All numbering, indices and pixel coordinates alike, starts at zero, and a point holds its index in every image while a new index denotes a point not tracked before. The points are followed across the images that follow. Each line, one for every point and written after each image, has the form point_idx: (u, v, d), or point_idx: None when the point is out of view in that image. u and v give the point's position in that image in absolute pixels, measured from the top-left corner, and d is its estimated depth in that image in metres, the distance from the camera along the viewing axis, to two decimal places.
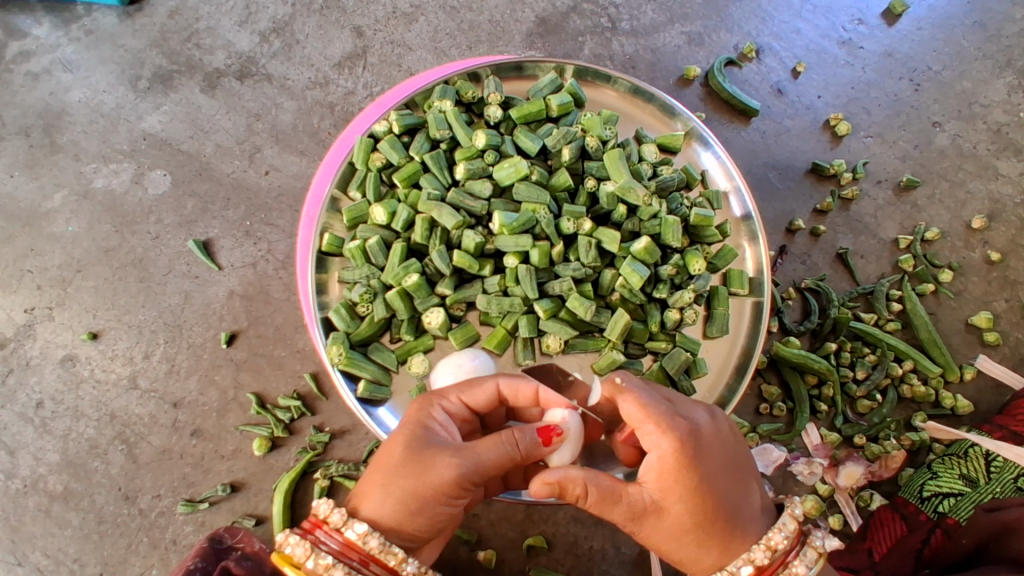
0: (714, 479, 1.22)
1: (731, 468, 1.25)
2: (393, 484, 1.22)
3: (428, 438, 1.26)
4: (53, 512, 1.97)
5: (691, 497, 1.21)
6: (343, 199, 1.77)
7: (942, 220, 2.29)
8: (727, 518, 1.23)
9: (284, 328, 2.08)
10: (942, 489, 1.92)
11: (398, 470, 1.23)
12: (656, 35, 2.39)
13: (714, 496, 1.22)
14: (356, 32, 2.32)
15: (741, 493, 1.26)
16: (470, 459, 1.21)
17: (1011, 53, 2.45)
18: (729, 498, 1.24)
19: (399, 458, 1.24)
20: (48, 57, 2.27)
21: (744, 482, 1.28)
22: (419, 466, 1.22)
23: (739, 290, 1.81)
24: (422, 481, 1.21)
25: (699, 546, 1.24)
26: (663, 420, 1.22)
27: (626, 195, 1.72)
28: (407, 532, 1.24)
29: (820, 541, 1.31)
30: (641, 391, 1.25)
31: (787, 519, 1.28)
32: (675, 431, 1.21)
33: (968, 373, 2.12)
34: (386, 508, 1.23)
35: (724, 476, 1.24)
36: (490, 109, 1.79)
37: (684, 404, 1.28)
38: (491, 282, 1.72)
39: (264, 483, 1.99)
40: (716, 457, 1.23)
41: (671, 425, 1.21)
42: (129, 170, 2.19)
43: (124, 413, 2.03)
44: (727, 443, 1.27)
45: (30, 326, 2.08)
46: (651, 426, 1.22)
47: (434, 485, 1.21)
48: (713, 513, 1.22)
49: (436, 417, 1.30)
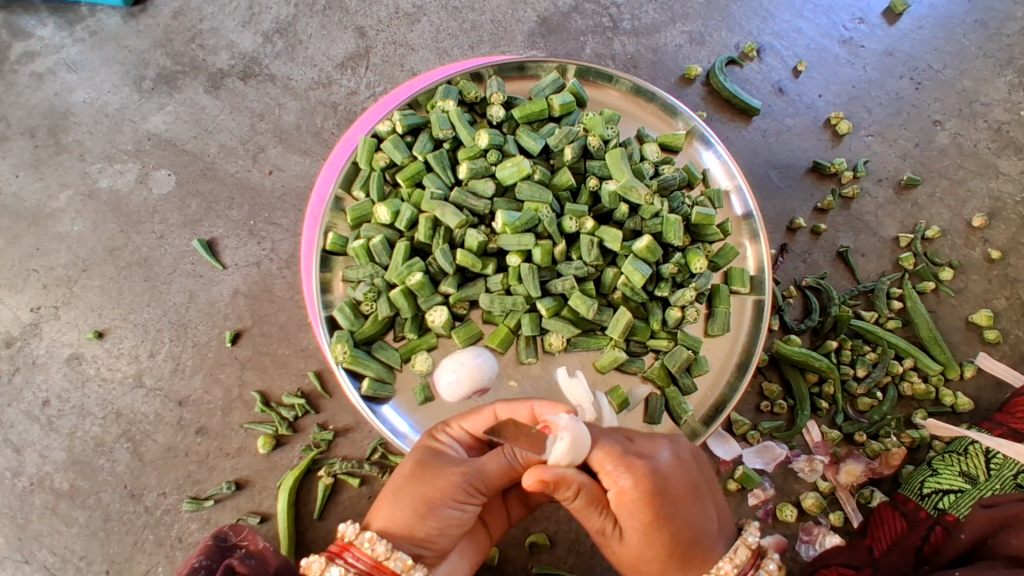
0: (674, 514, 1.22)
1: (692, 503, 1.25)
2: (403, 492, 1.27)
3: (434, 455, 1.32)
4: (60, 510, 1.99)
5: (649, 529, 1.22)
6: (346, 199, 1.78)
7: (942, 218, 2.30)
8: (686, 548, 1.24)
9: (288, 327, 2.10)
10: (942, 486, 1.92)
11: (407, 480, 1.28)
12: (657, 34, 2.40)
13: (668, 531, 1.22)
14: (359, 32, 2.33)
15: (704, 523, 1.26)
16: (474, 466, 1.28)
17: (1012, 51, 2.46)
18: (687, 530, 1.24)
19: (408, 470, 1.30)
20: (53, 58, 2.29)
21: (707, 512, 1.27)
22: (426, 475, 1.28)
23: (740, 289, 1.82)
24: (431, 487, 1.26)
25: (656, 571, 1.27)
26: (623, 459, 1.22)
27: (628, 193, 1.72)
28: (418, 541, 1.25)
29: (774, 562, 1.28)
30: (606, 436, 1.27)
31: (739, 549, 1.26)
32: (635, 470, 1.22)
33: (968, 371, 2.14)
34: (396, 516, 1.25)
35: (685, 510, 1.24)
36: (493, 109, 1.81)
37: (649, 442, 1.28)
38: (493, 281, 1.74)
39: (269, 480, 2.01)
40: (675, 495, 1.23)
41: (630, 464, 1.22)
42: (133, 170, 2.21)
43: (130, 411, 2.04)
44: (691, 479, 1.26)
45: (36, 325, 2.10)
46: (612, 465, 1.23)
47: (441, 489, 1.26)
48: (671, 543, 1.23)
49: (442, 438, 1.37)
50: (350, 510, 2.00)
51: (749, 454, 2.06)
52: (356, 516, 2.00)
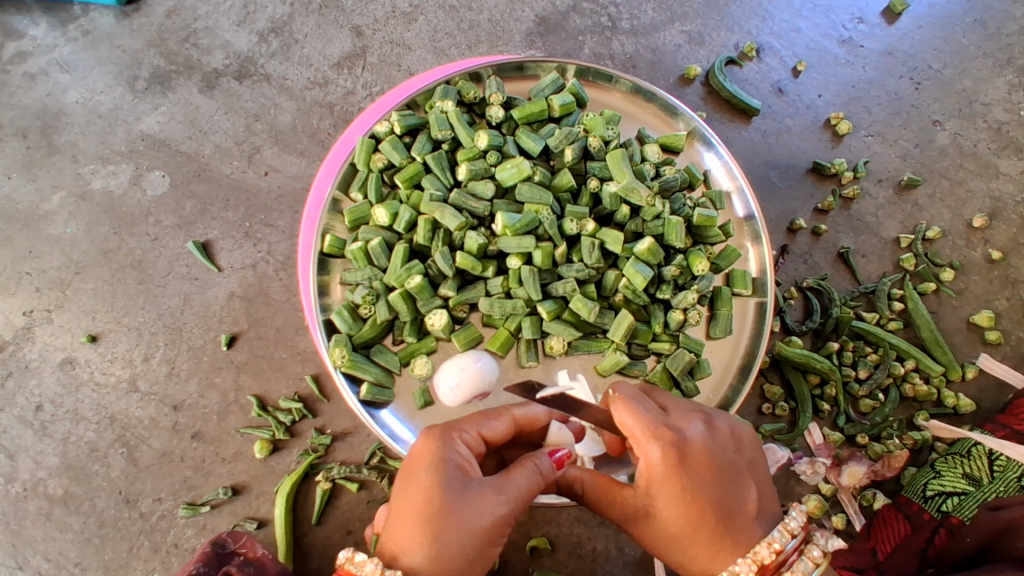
0: (698, 489, 1.24)
1: (720, 480, 1.25)
2: (433, 525, 1.15)
3: (453, 474, 1.20)
4: (54, 516, 1.96)
5: (681, 503, 1.24)
6: (343, 200, 1.75)
7: (943, 218, 2.29)
8: (719, 527, 1.24)
9: (285, 329, 2.07)
10: (945, 488, 1.90)
11: (433, 511, 1.16)
12: (656, 34, 2.38)
13: (695, 504, 1.24)
14: (355, 31, 2.31)
15: (736, 501, 1.26)
16: (507, 484, 1.22)
17: (1012, 51, 2.45)
18: (718, 505, 1.24)
19: (429, 493, 1.18)
20: (46, 58, 2.25)
21: (739, 489, 1.27)
22: (457, 505, 1.17)
23: (743, 290, 1.79)
24: (464, 515, 1.16)
25: (696, 547, 1.26)
26: (652, 432, 1.24)
27: (629, 195, 1.70)
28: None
29: (818, 550, 1.31)
30: (637, 403, 1.27)
31: (779, 533, 1.26)
32: (655, 448, 1.24)
33: (970, 372, 2.13)
34: (428, 552, 1.14)
35: (712, 488, 1.25)
36: (492, 110, 1.78)
37: (681, 415, 1.30)
38: (494, 283, 1.73)
39: (266, 486, 1.98)
40: (700, 475, 1.24)
41: (658, 436, 1.24)
42: (127, 171, 2.18)
43: (124, 416, 2.01)
44: (719, 454, 1.27)
45: (29, 329, 2.07)
46: (641, 436, 1.25)
47: (475, 518, 1.17)
48: (702, 518, 1.24)
49: (458, 452, 1.25)
50: (347, 515, 1.98)
51: None
52: (355, 521, 1.98)
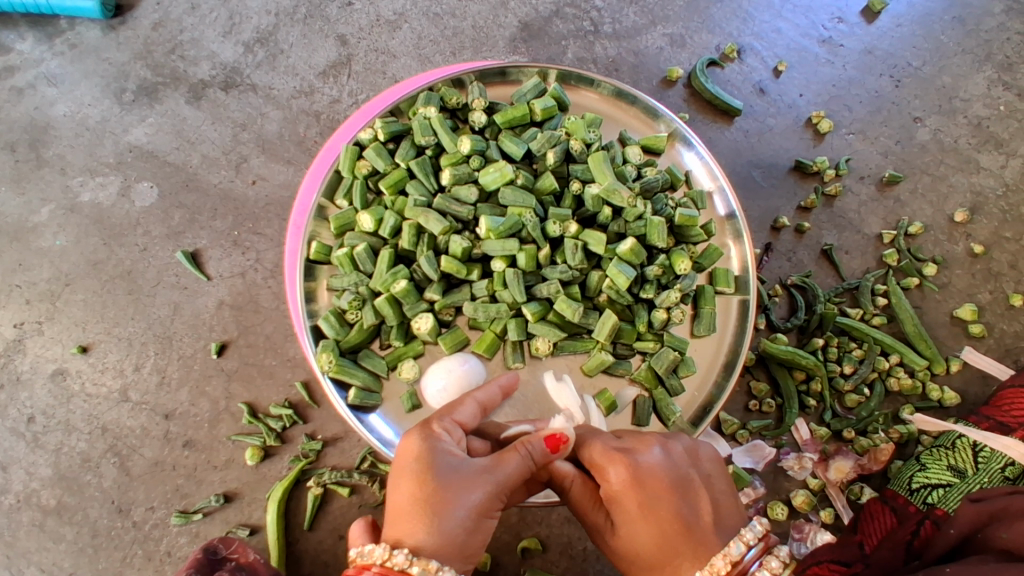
0: (655, 508, 1.25)
1: (677, 494, 1.26)
2: (433, 510, 1.16)
3: (443, 459, 1.21)
4: (47, 527, 1.97)
5: (639, 519, 1.25)
6: (330, 206, 1.78)
7: (925, 214, 2.32)
8: (679, 539, 1.23)
9: (274, 337, 2.09)
10: (930, 480, 1.95)
11: (432, 496, 1.17)
12: (638, 37, 2.41)
13: (650, 514, 1.24)
14: (340, 40, 2.33)
15: (696, 515, 1.25)
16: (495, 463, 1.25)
17: (990, 47, 2.48)
18: (676, 518, 1.24)
19: (422, 480, 1.19)
20: (33, 72, 2.27)
21: (698, 504, 1.26)
22: (453, 489, 1.18)
23: (725, 289, 1.83)
24: (462, 498, 1.18)
25: (658, 558, 1.25)
26: (607, 458, 1.29)
27: (611, 196, 1.72)
28: (459, 557, 1.17)
29: (781, 559, 1.23)
30: (596, 437, 1.35)
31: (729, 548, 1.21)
32: (612, 468, 1.28)
33: (954, 365, 2.15)
34: (429, 537, 1.15)
35: (668, 499, 1.25)
36: (475, 115, 1.81)
37: (639, 440, 1.33)
38: (479, 287, 1.75)
39: (258, 492, 1.99)
40: (656, 487, 1.25)
41: (611, 462, 1.29)
42: (115, 182, 2.19)
43: (115, 426, 2.02)
44: (675, 468, 1.29)
45: (20, 341, 2.08)
46: (600, 462, 1.30)
47: (472, 499, 1.19)
48: (661, 531, 1.24)
49: (445, 439, 1.25)
50: (337, 521, 1.99)
51: (739, 453, 2.04)
52: (347, 525, 1.99)
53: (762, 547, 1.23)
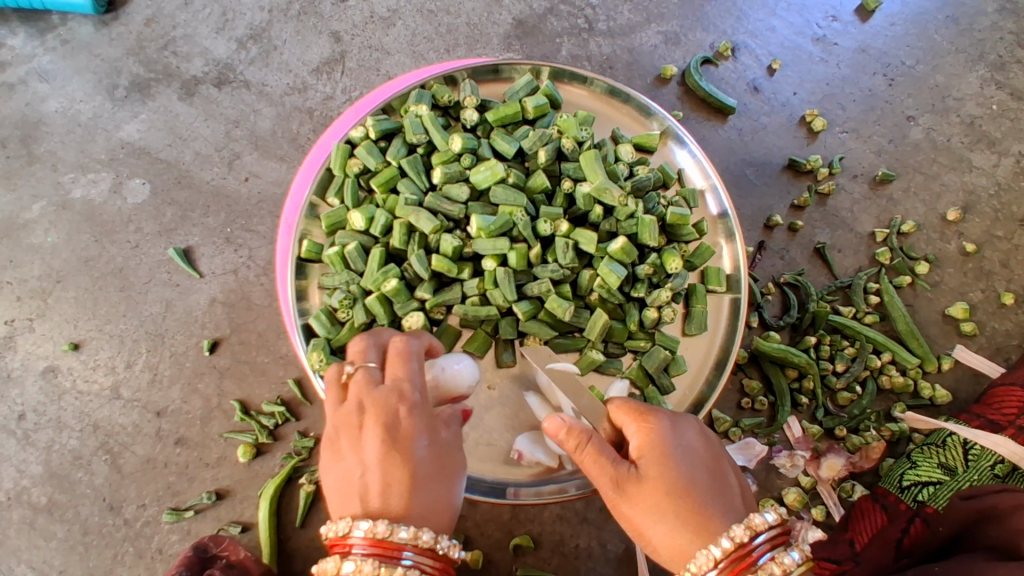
0: (690, 464, 1.28)
1: (710, 460, 1.31)
2: (353, 456, 1.22)
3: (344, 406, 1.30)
4: (38, 524, 1.96)
5: (671, 470, 1.25)
6: (321, 205, 1.76)
7: (917, 212, 2.32)
8: (708, 498, 1.25)
9: (266, 334, 2.08)
10: (921, 478, 1.95)
11: (346, 445, 1.24)
12: (632, 35, 2.41)
13: (687, 474, 1.26)
14: (334, 36, 2.33)
15: (725, 484, 1.30)
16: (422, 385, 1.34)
17: (983, 46, 2.49)
18: (707, 481, 1.27)
19: (346, 434, 1.25)
20: (24, 67, 2.26)
21: (726, 478, 1.31)
22: (354, 428, 1.24)
23: (716, 288, 1.82)
24: (362, 431, 1.23)
25: (683, 511, 1.24)
26: (646, 413, 1.32)
27: (602, 195, 1.72)
28: (392, 487, 1.18)
29: (791, 556, 1.23)
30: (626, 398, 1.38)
31: (742, 530, 1.21)
32: (657, 424, 1.30)
33: (946, 363, 2.16)
34: (363, 484, 1.19)
35: (701, 466, 1.29)
36: (466, 112, 1.80)
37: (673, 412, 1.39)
38: (471, 285, 1.74)
39: (249, 490, 1.99)
40: (694, 454, 1.29)
41: (653, 416, 1.32)
42: (107, 179, 2.18)
43: (107, 423, 2.02)
44: (709, 444, 1.35)
45: (10, 338, 2.07)
46: (635, 419, 1.32)
47: (380, 420, 1.23)
48: (692, 486, 1.25)
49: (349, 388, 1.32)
50: (329, 518, 1.99)
51: (731, 450, 2.02)
52: None
53: (774, 542, 1.23)
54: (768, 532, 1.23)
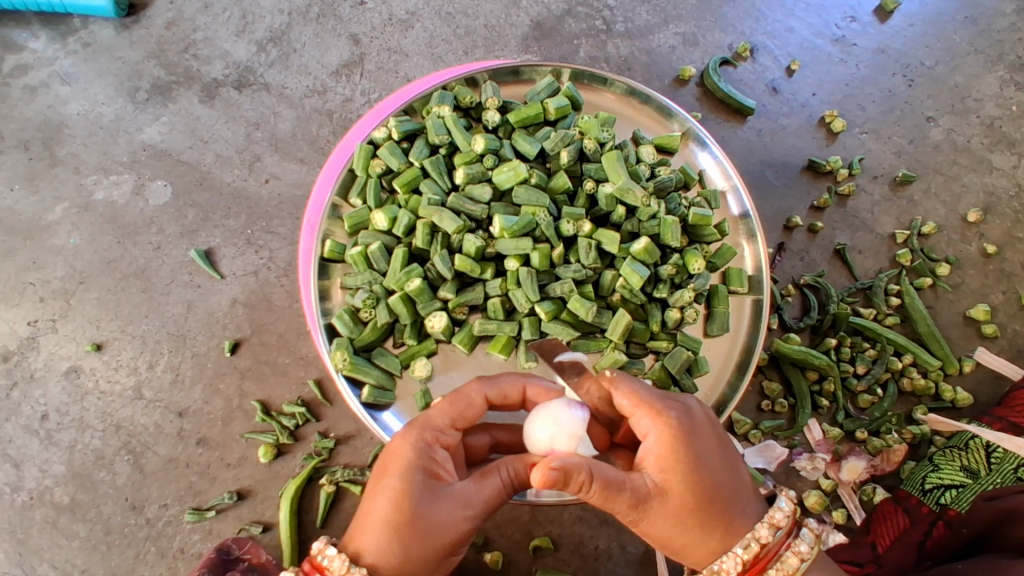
0: (708, 460, 1.30)
1: (723, 452, 1.33)
2: (373, 495, 1.31)
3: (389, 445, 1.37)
4: (60, 524, 1.98)
5: (690, 473, 1.27)
6: (343, 206, 1.78)
7: (938, 214, 2.31)
8: (726, 501, 1.31)
9: (287, 335, 2.09)
10: (943, 481, 1.94)
11: (373, 481, 1.33)
12: (650, 36, 2.41)
13: (708, 473, 1.29)
14: (352, 39, 2.34)
15: (735, 475, 1.34)
16: (448, 437, 1.35)
17: (1003, 47, 2.47)
18: (725, 480, 1.31)
19: (377, 472, 1.33)
20: (47, 70, 2.28)
21: (734, 463, 1.35)
22: (383, 468, 1.32)
23: (738, 289, 1.82)
24: (385, 473, 1.30)
25: (702, 518, 1.29)
26: (657, 405, 1.30)
27: (624, 195, 1.73)
28: (388, 535, 1.27)
29: (806, 544, 1.37)
30: (634, 381, 1.33)
31: (763, 529, 1.32)
32: (671, 419, 1.28)
33: (968, 365, 2.14)
34: (369, 526, 1.28)
35: (723, 465, 1.32)
36: (488, 114, 1.81)
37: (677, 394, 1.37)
38: (493, 285, 1.75)
39: (270, 490, 2.00)
40: (711, 449, 1.31)
41: (664, 409, 1.30)
42: (129, 181, 2.20)
43: (129, 423, 2.03)
44: (719, 428, 1.36)
45: (33, 339, 2.09)
46: (645, 413, 1.30)
47: (402, 468, 1.29)
48: (709, 488, 1.29)
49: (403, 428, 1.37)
50: (349, 519, 1.99)
51: (751, 453, 2.04)
52: None
53: (791, 533, 1.37)
54: (785, 527, 1.35)
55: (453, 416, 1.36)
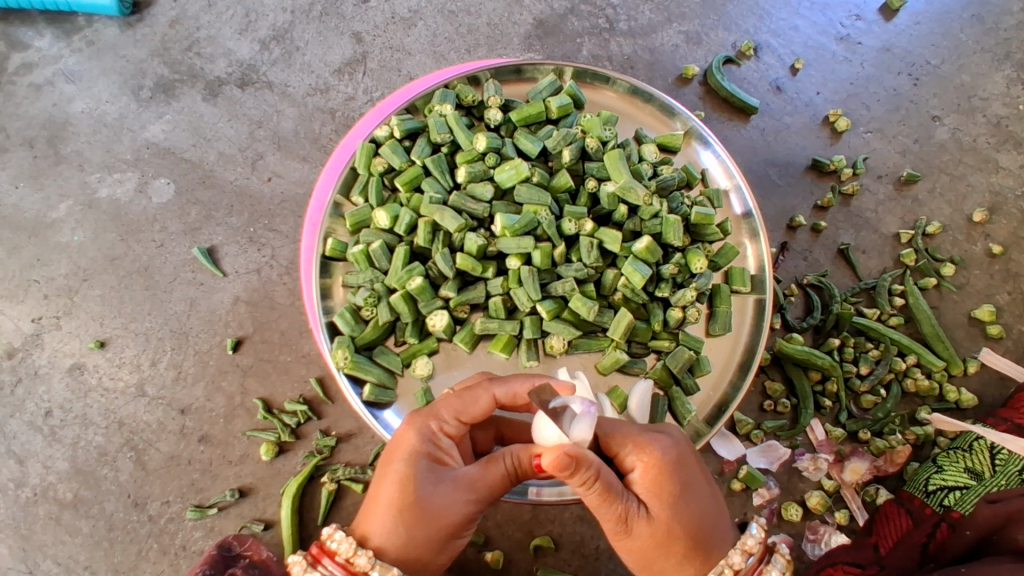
0: (693, 490, 1.32)
1: (707, 485, 1.35)
2: (379, 480, 1.32)
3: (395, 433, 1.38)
4: (63, 520, 1.99)
5: (676, 500, 1.29)
6: (345, 204, 1.77)
7: (943, 214, 2.29)
8: (707, 532, 1.32)
9: (289, 333, 2.10)
10: (947, 482, 1.93)
11: (379, 467, 1.34)
12: (654, 35, 2.40)
13: (692, 504, 1.31)
14: (355, 38, 2.34)
15: (717, 510, 1.36)
16: (454, 428, 1.37)
17: (1009, 46, 2.45)
18: (708, 512, 1.33)
19: (383, 458, 1.35)
20: (51, 69, 2.29)
21: (717, 498, 1.37)
22: (390, 453, 1.33)
23: (741, 288, 1.82)
24: (392, 458, 1.32)
25: (684, 546, 1.30)
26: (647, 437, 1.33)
27: (626, 195, 1.72)
28: (393, 517, 1.27)
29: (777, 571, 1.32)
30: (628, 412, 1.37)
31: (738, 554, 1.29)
32: (662, 447, 1.31)
33: (972, 366, 2.13)
34: (376, 509, 1.29)
35: (708, 495, 1.34)
36: (490, 112, 1.80)
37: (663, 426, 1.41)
38: (494, 283, 1.74)
39: (272, 488, 2.00)
40: (697, 481, 1.33)
41: (656, 438, 1.33)
42: (133, 179, 2.21)
43: (132, 420, 2.04)
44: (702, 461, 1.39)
45: (37, 336, 2.10)
46: (634, 442, 1.32)
47: (408, 453, 1.31)
48: (693, 518, 1.30)
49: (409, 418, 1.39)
50: (351, 517, 1.99)
51: (754, 453, 2.05)
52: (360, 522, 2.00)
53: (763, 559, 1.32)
54: (756, 553, 1.31)
55: (460, 409, 1.37)
